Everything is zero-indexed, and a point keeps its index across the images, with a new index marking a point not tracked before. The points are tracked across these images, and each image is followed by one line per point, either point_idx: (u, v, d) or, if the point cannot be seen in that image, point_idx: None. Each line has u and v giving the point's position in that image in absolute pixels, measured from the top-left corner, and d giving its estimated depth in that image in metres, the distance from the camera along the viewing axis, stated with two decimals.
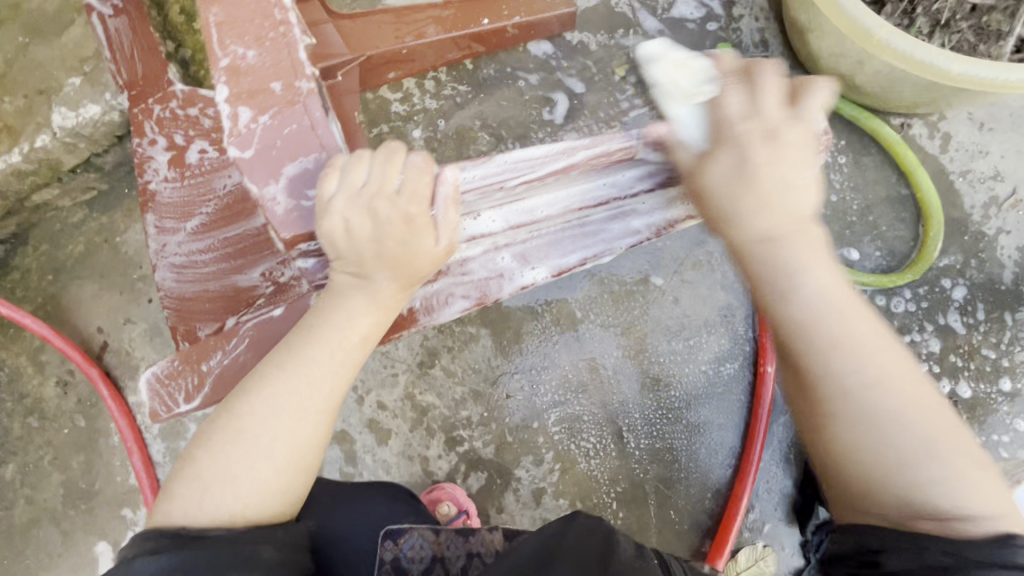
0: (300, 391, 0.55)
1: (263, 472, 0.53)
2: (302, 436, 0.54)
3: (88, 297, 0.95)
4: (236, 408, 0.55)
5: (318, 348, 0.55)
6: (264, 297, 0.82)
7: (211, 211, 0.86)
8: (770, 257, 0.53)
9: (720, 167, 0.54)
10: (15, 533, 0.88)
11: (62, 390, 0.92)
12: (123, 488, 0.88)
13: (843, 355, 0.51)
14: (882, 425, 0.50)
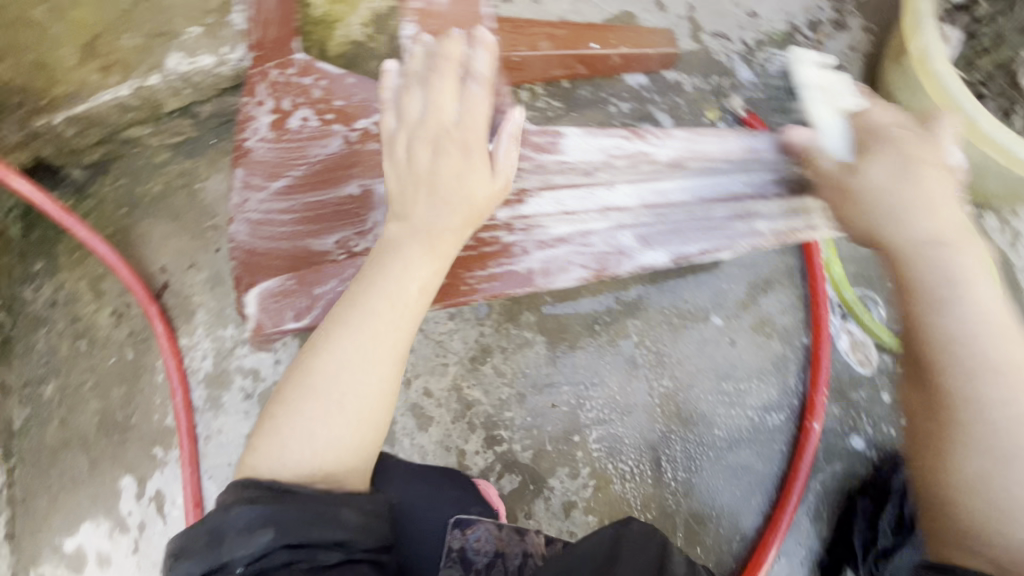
0: (363, 345, 0.57)
1: (337, 431, 0.56)
2: (365, 388, 0.57)
3: (157, 236, 0.97)
4: (311, 366, 0.58)
5: (376, 302, 0.59)
6: (337, 264, 0.84)
7: (299, 175, 0.90)
8: (947, 281, 0.57)
9: (881, 172, 0.62)
10: (43, 451, 0.89)
11: (115, 320, 0.94)
12: (159, 427, 0.88)
13: (1000, 380, 0.54)
14: (1000, 452, 0.54)
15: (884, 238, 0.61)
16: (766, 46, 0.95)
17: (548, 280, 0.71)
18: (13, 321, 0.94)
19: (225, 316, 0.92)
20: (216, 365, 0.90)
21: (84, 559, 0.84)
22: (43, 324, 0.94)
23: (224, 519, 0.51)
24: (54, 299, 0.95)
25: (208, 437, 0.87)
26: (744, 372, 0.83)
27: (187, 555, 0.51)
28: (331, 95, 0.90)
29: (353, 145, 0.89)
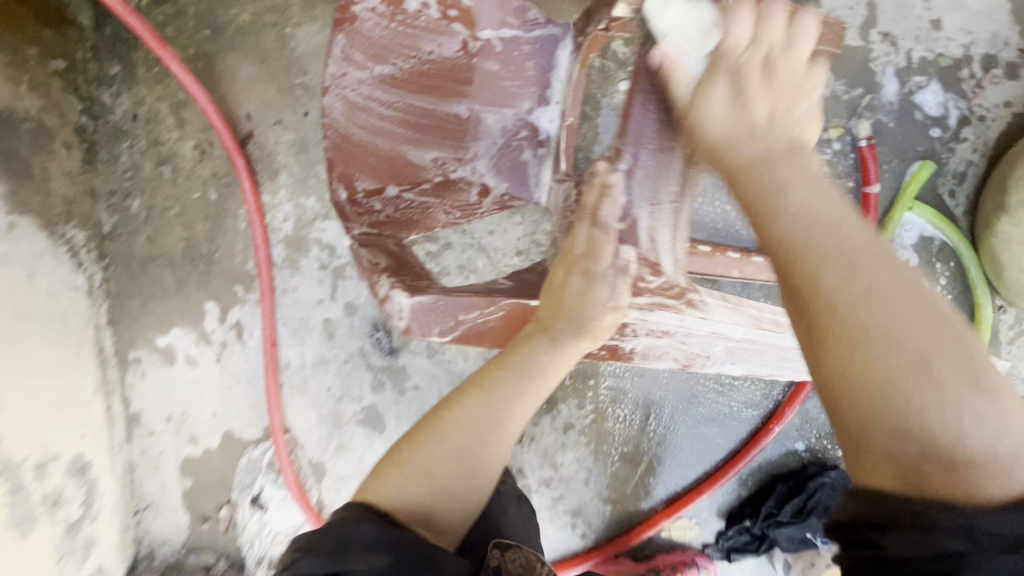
0: (494, 407, 0.57)
1: (452, 480, 0.54)
2: (487, 446, 0.56)
3: (243, 77, 0.93)
4: (446, 413, 0.57)
5: (512, 373, 0.59)
6: (431, 184, 0.88)
7: (406, 70, 0.85)
8: (794, 232, 0.45)
9: (718, 109, 0.53)
10: (134, 259, 0.99)
11: (199, 156, 0.96)
12: (240, 270, 0.99)
13: (837, 268, 0.43)
14: (879, 342, 0.39)
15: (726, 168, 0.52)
16: (927, 71, 0.88)
17: (642, 361, 0.70)
18: (95, 126, 0.94)
19: (309, 186, 0.96)
20: (296, 231, 0.97)
21: (173, 356, 1.02)
22: (126, 137, 0.95)
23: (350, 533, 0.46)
24: (135, 113, 0.95)
25: (284, 291, 0.99)
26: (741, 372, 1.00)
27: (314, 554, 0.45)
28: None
29: (471, 57, 0.84)
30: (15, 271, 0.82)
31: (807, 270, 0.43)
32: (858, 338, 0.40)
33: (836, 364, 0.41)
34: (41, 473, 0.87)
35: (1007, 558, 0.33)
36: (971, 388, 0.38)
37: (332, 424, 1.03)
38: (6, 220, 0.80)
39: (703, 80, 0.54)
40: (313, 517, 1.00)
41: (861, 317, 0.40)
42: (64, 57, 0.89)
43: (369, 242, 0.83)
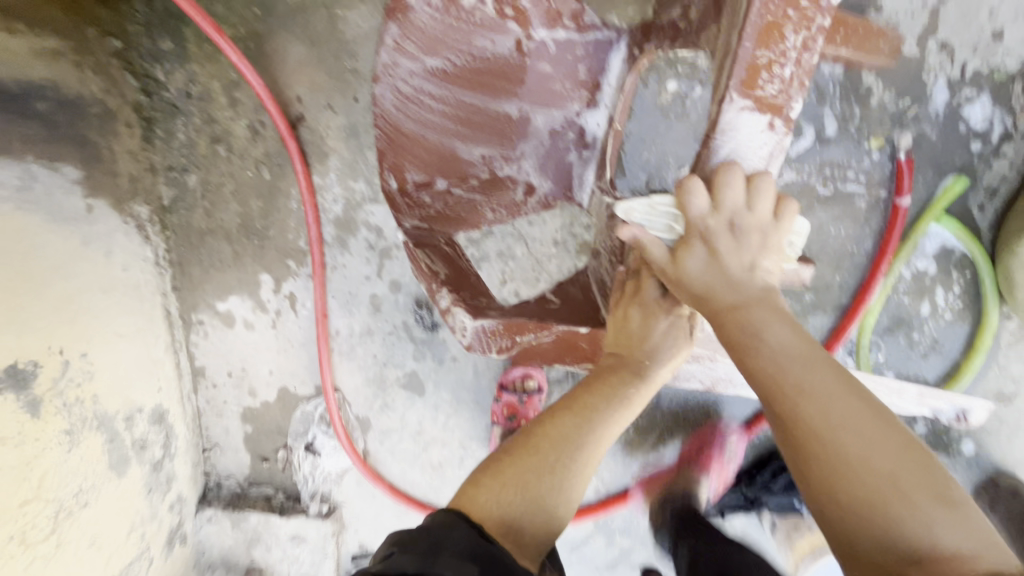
0: (583, 427, 0.64)
1: (545, 491, 0.59)
2: (576, 462, 0.62)
3: (294, 59, 0.94)
4: (540, 432, 0.64)
5: (597, 399, 0.66)
6: (478, 180, 0.93)
7: (459, 64, 0.87)
8: (779, 372, 0.57)
9: (697, 265, 0.61)
10: (193, 231, 1.05)
11: (252, 135, 0.99)
12: (293, 245, 1.05)
13: (811, 400, 0.55)
14: (849, 466, 0.53)
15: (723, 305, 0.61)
16: (978, 84, 0.88)
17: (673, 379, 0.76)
18: (150, 103, 0.96)
19: (357, 169, 1.00)
20: (346, 212, 1.02)
21: (233, 320, 1.11)
22: (180, 113, 0.98)
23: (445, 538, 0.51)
24: (188, 91, 0.97)
25: (334, 268, 1.06)
26: None
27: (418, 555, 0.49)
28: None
29: (523, 56, 0.85)
30: (95, 250, 0.89)
31: (793, 411, 0.56)
32: (841, 466, 0.53)
33: (825, 483, 0.53)
34: (129, 423, 0.99)
35: None
36: (931, 502, 0.51)
37: (377, 386, 1.14)
38: (84, 203, 0.86)
39: (680, 248, 0.61)
40: (361, 464, 1.14)
41: (837, 447, 0.53)
42: (119, 35, 0.90)
43: (421, 235, 0.91)
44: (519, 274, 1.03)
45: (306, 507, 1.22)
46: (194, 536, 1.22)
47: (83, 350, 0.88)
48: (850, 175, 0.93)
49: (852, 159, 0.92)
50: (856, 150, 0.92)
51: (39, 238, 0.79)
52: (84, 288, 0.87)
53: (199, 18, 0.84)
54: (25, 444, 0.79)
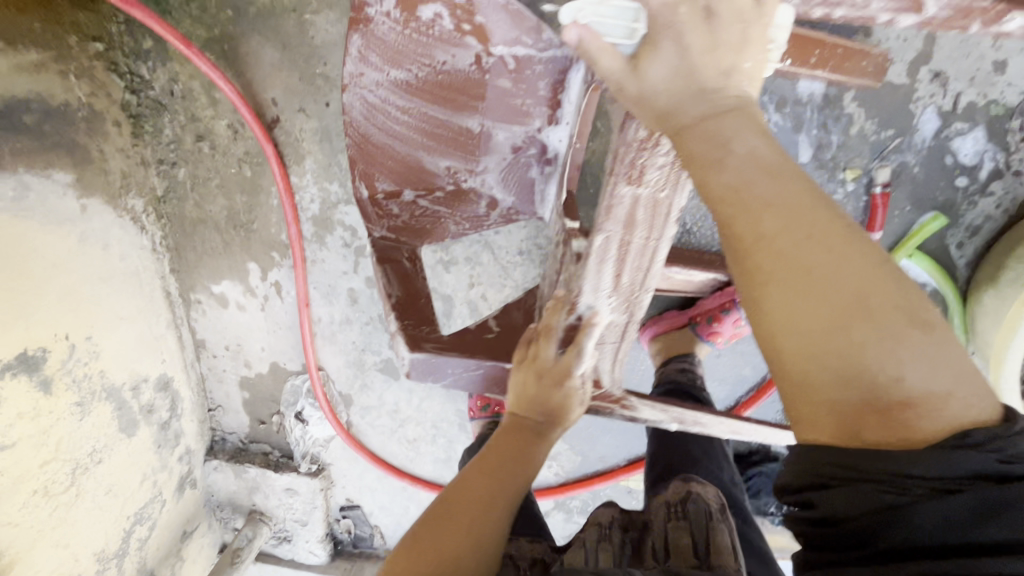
0: (493, 485, 0.69)
1: (462, 548, 0.62)
2: (487, 520, 0.66)
3: (266, 62, 0.95)
4: (453, 497, 0.67)
5: (498, 454, 0.72)
6: (445, 191, 0.94)
7: (421, 78, 0.82)
8: (739, 201, 0.47)
9: (663, 71, 0.48)
10: (186, 221, 1.12)
11: (232, 134, 1.03)
12: (276, 238, 1.12)
13: (780, 220, 0.46)
14: (824, 294, 0.44)
15: (672, 127, 0.49)
16: (972, 118, 0.82)
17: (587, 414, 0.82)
18: (137, 100, 1.01)
19: (332, 172, 1.03)
20: (322, 211, 1.07)
21: (226, 301, 1.21)
22: (166, 110, 1.02)
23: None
24: (171, 89, 1.00)
25: (314, 261, 1.12)
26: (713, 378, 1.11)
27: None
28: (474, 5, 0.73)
29: (484, 72, 0.80)
30: (92, 244, 0.98)
31: (748, 249, 0.47)
32: (799, 304, 0.45)
33: (781, 335, 0.46)
34: (135, 392, 1.12)
35: (965, 503, 0.41)
36: (903, 330, 0.43)
37: (357, 368, 1.23)
38: (78, 204, 0.94)
39: (643, 49, 0.49)
40: (343, 435, 1.26)
41: (801, 276, 0.45)
42: (101, 37, 0.93)
43: (389, 246, 0.98)
44: (485, 278, 1.07)
45: (297, 465, 1.37)
46: (203, 481, 1.39)
47: (88, 333, 1.00)
48: None
49: (825, 189, 0.89)
50: (831, 180, 0.88)
51: (37, 239, 0.87)
52: (84, 279, 0.97)
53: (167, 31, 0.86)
54: (40, 416, 0.92)
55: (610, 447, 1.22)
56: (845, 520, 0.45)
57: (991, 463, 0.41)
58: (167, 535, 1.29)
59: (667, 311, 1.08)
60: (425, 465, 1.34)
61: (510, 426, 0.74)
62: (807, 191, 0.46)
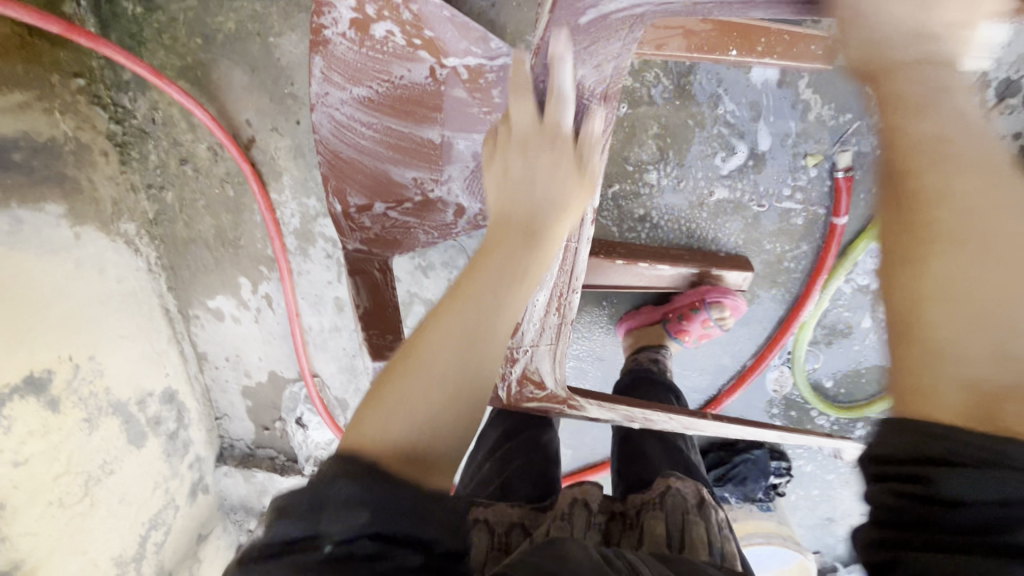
0: (477, 314, 0.54)
1: (431, 412, 0.51)
2: (469, 372, 0.53)
3: (238, 85, 0.99)
4: (419, 342, 0.54)
5: (486, 270, 0.57)
6: (413, 202, 0.96)
7: (381, 93, 0.84)
8: (937, 155, 0.46)
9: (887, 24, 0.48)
10: (178, 241, 1.17)
11: (213, 156, 1.07)
12: (262, 253, 1.16)
13: (972, 179, 0.45)
14: (999, 249, 0.43)
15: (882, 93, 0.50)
16: None
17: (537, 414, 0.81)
18: (122, 129, 1.05)
19: (309, 187, 1.07)
20: (303, 224, 1.11)
21: (222, 315, 1.26)
22: (150, 137, 1.07)
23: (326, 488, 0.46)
24: (152, 117, 1.05)
25: (300, 273, 1.17)
26: (694, 368, 1.13)
27: (285, 514, 0.46)
28: (422, 19, 0.75)
29: (439, 83, 0.82)
30: (89, 270, 1.04)
31: (926, 203, 0.46)
32: (967, 270, 0.43)
33: (932, 301, 0.44)
34: (141, 405, 1.19)
35: None
36: None
37: (349, 373, 1.28)
38: (72, 232, 1.00)
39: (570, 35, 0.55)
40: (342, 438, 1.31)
41: (968, 230, 0.44)
42: (84, 72, 0.97)
43: (363, 257, 1.00)
44: None
45: (302, 467, 1.43)
46: (216, 486, 1.46)
47: (91, 352, 1.06)
48: (785, 193, 0.91)
49: (787, 177, 0.89)
50: (793, 167, 0.89)
51: (33, 268, 0.94)
52: (83, 302, 1.03)
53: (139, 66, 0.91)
54: (50, 433, 0.99)
55: (600, 440, 1.24)
56: (967, 501, 0.37)
57: None
58: (184, 538, 1.36)
59: (642, 305, 1.10)
60: None
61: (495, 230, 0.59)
62: None
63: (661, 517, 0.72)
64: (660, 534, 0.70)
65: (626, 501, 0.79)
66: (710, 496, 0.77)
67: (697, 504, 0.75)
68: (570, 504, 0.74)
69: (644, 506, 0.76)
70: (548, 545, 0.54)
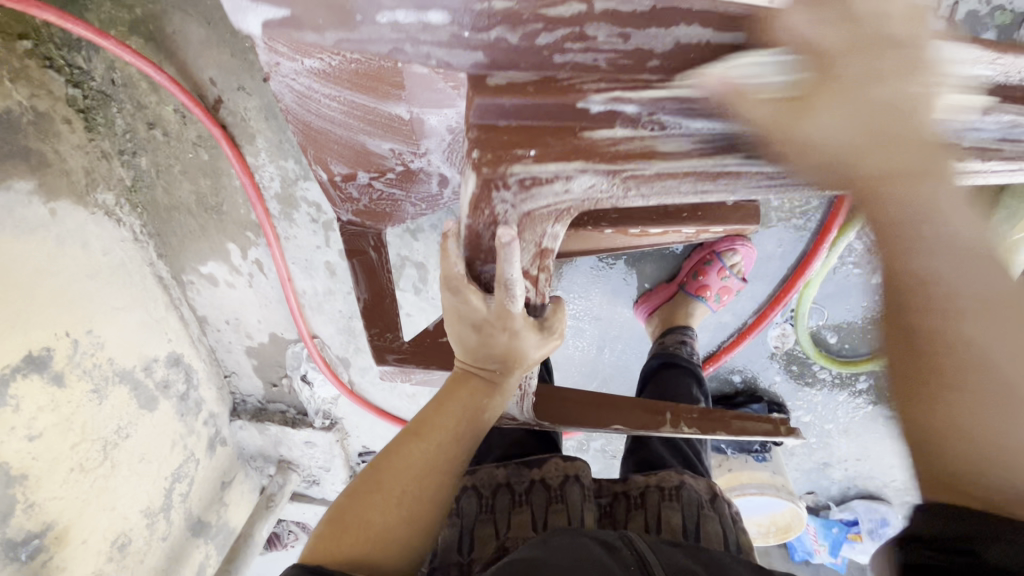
0: (429, 454, 0.65)
1: (387, 526, 0.61)
2: (428, 494, 0.64)
3: (197, 40, 0.91)
4: (381, 468, 0.64)
5: (446, 416, 0.66)
6: (395, 173, 0.85)
7: (339, 71, 0.65)
8: (954, 348, 0.48)
9: (828, 126, 0.50)
10: (159, 209, 1.13)
11: (181, 119, 1.01)
12: (247, 218, 1.12)
13: (990, 372, 0.47)
14: (991, 441, 0.47)
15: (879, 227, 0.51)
16: (973, 28, 0.79)
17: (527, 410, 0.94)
18: (82, 93, 0.98)
19: (284, 149, 1.01)
20: (284, 188, 1.06)
21: (216, 281, 1.24)
22: (113, 100, 1.00)
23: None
24: (111, 78, 0.98)
25: (287, 238, 1.13)
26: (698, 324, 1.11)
27: None
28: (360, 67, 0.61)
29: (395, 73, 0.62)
30: (71, 245, 1.02)
31: (928, 394, 0.50)
32: (964, 456, 0.48)
33: (905, 289, 0.50)
34: (148, 371, 1.20)
35: None
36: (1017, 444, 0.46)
37: (348, 334, 1.28)
38: (46, 208, 0.97)
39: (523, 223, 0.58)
40: (347, 394, 1.35)
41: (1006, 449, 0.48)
42: (28, 34, 0.91)
43: (356, 229, 0.99)
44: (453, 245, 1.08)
45: (312, 420, 1.47)
46: (233, 438, 1.50)
47: (88, 326, 1.07)
48: None
49: None
50: None
51: (11, 249, 0.93)
52: (70, 280, 1.03)
53: (78, 27, 0.84)
54: (60, 406, 1.04)
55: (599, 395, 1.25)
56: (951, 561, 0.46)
57: None
58: (208, 487, 1.43)
59: (656, 284, 1.10)
60: None
61: (462, 375, 0.69)
62: None
63: (677, 508, 0.74)
64: (677, 525, 0.72)
65: (629, 482, 0.79)
66: (721, 491, 0.79)
67: (710, 499, 0.77)
68: (562, 483, 0.76)
69: (650, 489, 0.76)
70: (544, 546, 0.57)
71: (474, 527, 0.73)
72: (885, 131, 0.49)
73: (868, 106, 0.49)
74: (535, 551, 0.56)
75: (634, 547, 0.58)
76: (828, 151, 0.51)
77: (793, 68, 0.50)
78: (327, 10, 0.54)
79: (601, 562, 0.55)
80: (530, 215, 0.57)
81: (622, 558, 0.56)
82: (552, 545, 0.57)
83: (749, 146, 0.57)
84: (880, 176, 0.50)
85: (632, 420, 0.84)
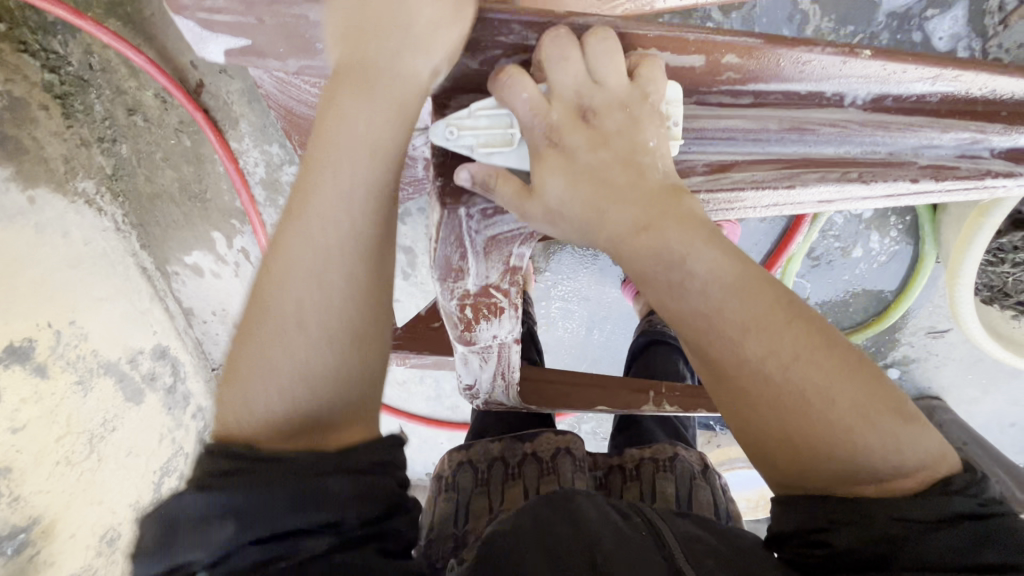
0: (312, 293, 0.48)
1: (281, 396, 0.47)
2: (324, 335, 0.48)
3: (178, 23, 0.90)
4: (254, 336, 0.48)
5: (326, 222, 0.49)
6: None
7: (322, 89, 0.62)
8: (774, 389, 0.44)
9: (554, 182, 0.50)
10: (142, 198, 1.11)
11: (162, 104, 1.00)
12: (231, 205, 1.11)
13: (795, 389, 0.44)
14: (852, 453, 0.43)
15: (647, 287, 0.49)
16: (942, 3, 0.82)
17: None
18: (59, 79, 0.97)
19: (268, 133, 1.00)
20: (269, 173, 1.05)
21: (201, 270, 1.22)
22: (91, 86, 0.99)
23: (175, 507, 0.42)
24: (89, 62, 0.96)
25: (273, 225, 1.12)
26: None
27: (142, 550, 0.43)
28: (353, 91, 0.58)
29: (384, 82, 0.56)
30: (51, 234, 1.01)
31: (763, 434, 0.45)
32: (820, 475, 0.44)
33: (745, 401, 0.45)
34: (133, 363, 1.18)
35: (936, 533, 0.41)
36: (881, 435, 0.43)
37: None
38: (24, 196, 0.96)
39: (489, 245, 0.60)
40: None
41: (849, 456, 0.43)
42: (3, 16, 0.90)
43: None
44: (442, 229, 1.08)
45: None
46: None
47: (71, 317, 1.05)
48: None
49: None
50: None
51: None
52: (51, 269, 1.01)
53: (55, 7, 0.83)
54: (44, 399, 1.02)
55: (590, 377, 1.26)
56: (858, 554, 0.42)
57: (972, 504, 0.42)
58: None
59: None
60: (419, 402, 1.42)
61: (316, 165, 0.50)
62: (794, 319, 0.45)
63: (672, 477, 0.75)
64: (671, 494, 0.73)
65: (624, 455, 0.80)
66: (712, 462, 0.80)
67: (701, 469, 0.78)
68: (553, 454, 0.76)
69: (645, 462, 0.77)
70: (560, 503, 0.57)
71: (472, 500, 0.73)
72: (608, 178, 0.49)
73: (591, 168, 0.50)
74: (549, 507, 0.57)
75: (645, 516, 0.56)
76: (563, 204, 0.50)
77: (623, 193, 0.49)
78: (286, 39, 0.54)
79: (616, 528, 0.53)
80: (496, 238, 0.59)
81: (636, 525, 0.54)
82: (571, 507, 0.56)
83: (698, 174, 0.59)
84: (660, 269, 0.48)
85: (617, 401, 0.84)
